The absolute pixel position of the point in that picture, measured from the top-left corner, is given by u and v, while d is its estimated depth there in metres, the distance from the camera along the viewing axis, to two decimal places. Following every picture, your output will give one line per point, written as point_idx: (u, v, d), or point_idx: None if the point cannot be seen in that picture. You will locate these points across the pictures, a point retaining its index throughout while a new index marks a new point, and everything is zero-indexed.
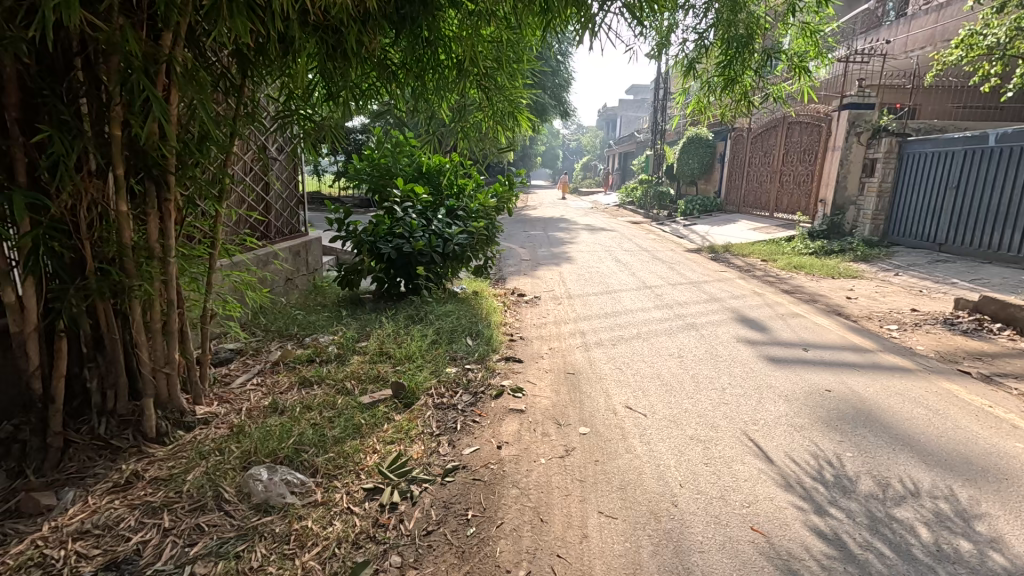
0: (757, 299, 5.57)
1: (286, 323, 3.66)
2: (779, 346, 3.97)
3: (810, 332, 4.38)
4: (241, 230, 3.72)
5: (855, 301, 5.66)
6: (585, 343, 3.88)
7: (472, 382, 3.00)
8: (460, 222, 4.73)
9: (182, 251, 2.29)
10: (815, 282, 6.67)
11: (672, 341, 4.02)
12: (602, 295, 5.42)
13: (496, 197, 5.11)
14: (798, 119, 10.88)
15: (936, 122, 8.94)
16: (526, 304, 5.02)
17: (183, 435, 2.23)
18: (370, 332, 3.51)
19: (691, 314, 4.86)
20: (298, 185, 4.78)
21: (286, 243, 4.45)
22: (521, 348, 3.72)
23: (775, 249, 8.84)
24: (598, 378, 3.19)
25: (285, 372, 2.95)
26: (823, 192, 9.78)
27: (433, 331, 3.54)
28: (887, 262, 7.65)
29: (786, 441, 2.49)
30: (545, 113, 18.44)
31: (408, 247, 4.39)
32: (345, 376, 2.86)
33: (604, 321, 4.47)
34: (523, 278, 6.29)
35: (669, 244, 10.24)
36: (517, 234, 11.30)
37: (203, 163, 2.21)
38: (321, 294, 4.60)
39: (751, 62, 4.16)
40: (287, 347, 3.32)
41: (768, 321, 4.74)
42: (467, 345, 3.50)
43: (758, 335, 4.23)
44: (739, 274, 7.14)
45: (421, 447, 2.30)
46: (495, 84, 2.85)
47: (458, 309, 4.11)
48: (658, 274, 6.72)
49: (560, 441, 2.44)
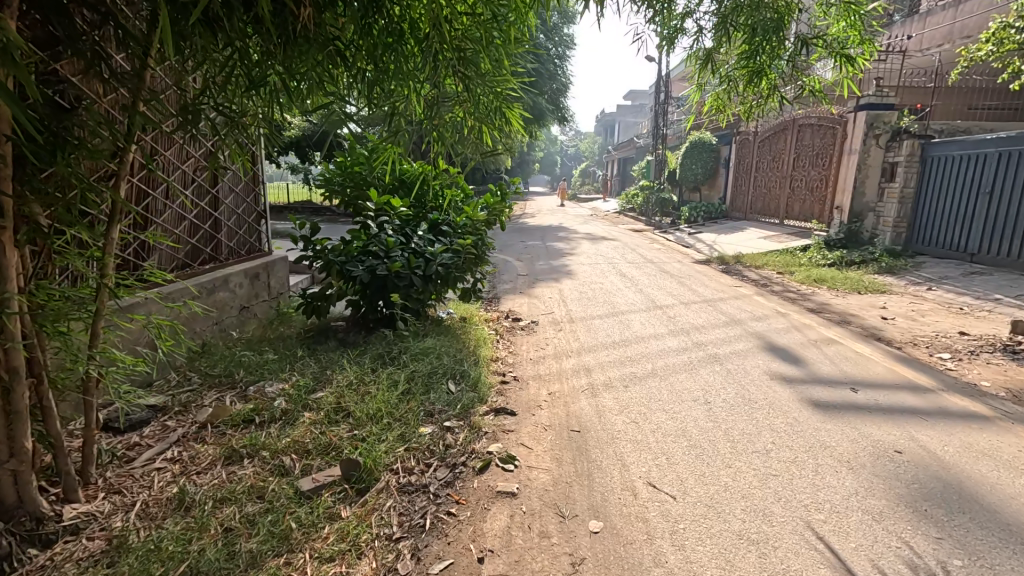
0: (782, 321, 4.95)
1: (230, 366, 3.03)
2: (822, 385, 3.34)
3: (853, 365, 3.76)
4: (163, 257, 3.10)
5: (892, 321, 5.05)
6: (590, 384, 3.25)
7: (451, 450, 2.36)
8: (444, 238, 4.10)
9: (40, 295, 1.66)
10: (841, 298, 6.06)
11: (695, 380, 3.39)
12: (608, 318, 4.80)
13: (486, 209, 4.47)
14: (809, 121, 10.32)
15: (960, 122, 8.37)
16: (522, 330, 4.38)
17: (37, 555, 1.60)
18: (329, 379, 2.87)
19: (710, 341, 4.23)
20: (259, 196, 4.16)
21: (241, 265, 3.82)
22: (514, 393, 3.09)
23: (791, 260, 8.24)
24: (610, 439, 2.56)
25: (212, 440, 2.31)
26: (839, 198, 9.23)
27: (405, 376, 2.90)
28: (915, 274, 7.05)
29: (868, 540, 1.86)
30: (543, 119, 17.89)
31: (382, 268, 3.76)
32: (286, 447, 2.22)
33: (612, 353, 3.85)
34: (520, 297, 5.66)
35: (675, 255, 9.65)
36: (514, 244, 10.72)
37: (62, 173, 1.58)
38: (283, 324, 3.97)
39: (781, 51, 3.56)
40: (224, 400, 2.68)
41: (800, 350, 4.11)
42: (447, 393, 2.87)
43: (793, 370, 3.61)
44: (757, 290, 6.53)
45: (372, 564, 1.67)
46: (476, 70, 2.20)
47: (439, 342, 3.47)
48: (668, 291, 6.10)
49: (564, 546, 1.80)
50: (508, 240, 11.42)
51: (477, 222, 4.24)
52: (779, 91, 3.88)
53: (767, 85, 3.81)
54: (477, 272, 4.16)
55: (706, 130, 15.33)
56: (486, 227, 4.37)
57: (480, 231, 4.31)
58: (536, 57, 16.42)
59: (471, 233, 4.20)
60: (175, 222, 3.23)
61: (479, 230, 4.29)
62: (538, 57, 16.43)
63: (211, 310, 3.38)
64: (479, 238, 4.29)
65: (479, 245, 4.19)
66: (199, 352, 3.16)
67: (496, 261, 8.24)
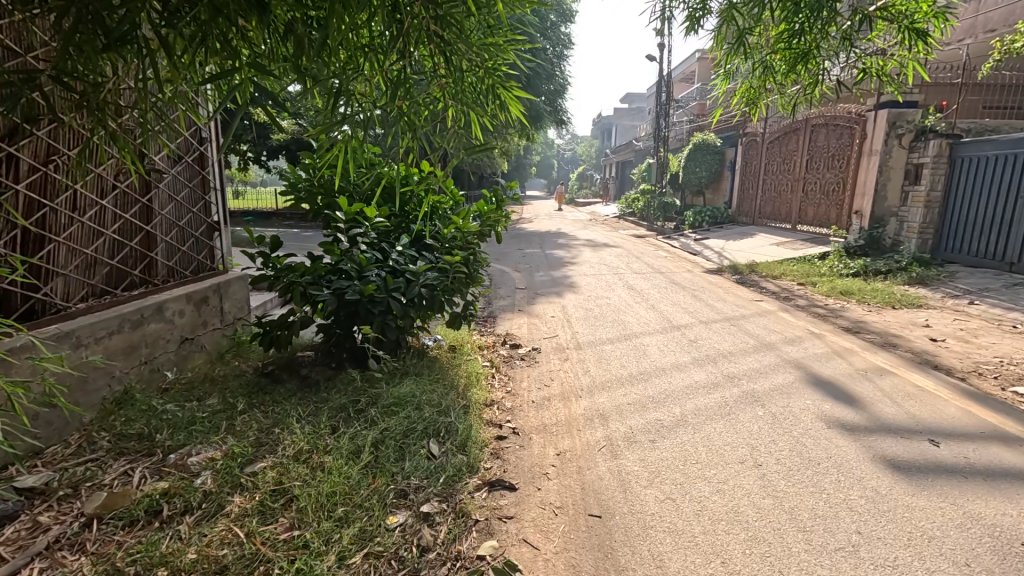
0: (819, 344, 4.33)
1: (150, 424, 2.38)
2: (893, 436, 2.71)
3: (920, 404, 3.14)
4: (64, 286, 2.47)
5: (943, 344, 4.42)
6: (608, 439, 2.60)
7: (428, 558, 1.72)
8: (429, 254, 3.47)
9: None
10: (876, 315, 5.44)
11: (736, 430, 2.76)
12: (621, 344, 4.16)
13: (479, 218, 3.84)
14: (823, 120, 9.72)
15: (989, 121, 7.80)
16: (521, 360, 3.74)
17: None
18: (273, 444, 2.22)
19: (742, 372, 3.60)
20: (211, 206, 3.52)
21: (183, 288, 3.17)
22: (513, 455, 2.44)
23: (810, 270, 7.63)
24: (641, 531, 1.92)
25: (93, 550, 1.66)
26: (858, 203, 8.64)
27: (371, 437, 2.25)
28: (951, 285, 6.44)
29: None
30: (541, 121, 17.28)
31: (352, 290, 3.11)
32: (189, 565, 1.56)
33: (630, 392, 3.20)
34: (519, 317, 5.02)
35: (684, 263, 9.04)
36: (512, 253, 10.11)
37: None
38: (237, 360, 3.33)
39: (832, 31, 2.96)
40: (131, 476, 2.04)
41: (850, 383, 3.49)
42: (426, 461, 2.22)
43: (851, 413, 2.98)
44: (780, 305, 5.92)
45: None
46: (457, 29, 1.60)
47: (419, 384, 2.83)
48: (683, 307, 5.48)
49: None
50: (505, 247, 10.82)
51: (466, 231, 3.57)
52: (828, 76, 3.27)
53: (816, 67, 3.19)
54: (471, 292, 3.50)
55: (710, 131, 14.74)
56: (478, 239, 3.73)
57: (472, 245, 3.66)
58: (533, 57, 15.85)
59: (459, 246, 3.56)
60: (88, 239, 2.59)
61: (471, 243, 3.64)
62: (536, 57, 15.87)
63: (137, 347, 2.74)
64: (469, 253, 3.64)
65: (470, 260, 3.53)
66: (116, 405, 2.51)
67: (493, 272, 7.60)
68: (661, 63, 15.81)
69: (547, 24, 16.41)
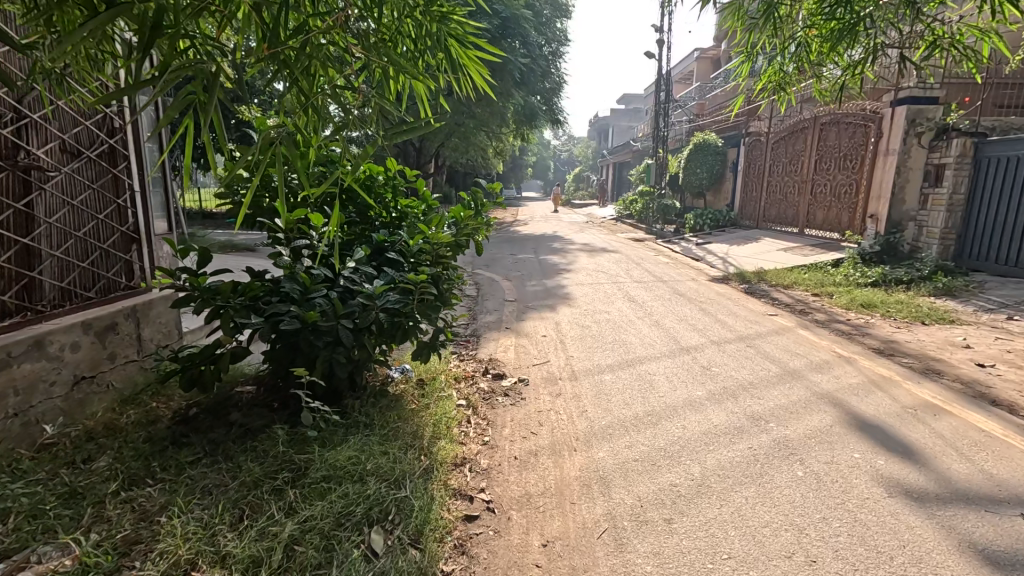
0: (852, 372, 3.73)
1: None
2: (976, 511, 2.10)
3: (994, 458, 2.54)
4: None
5: (994, 371, 3.82)
6: (610, 519, 1.99)
7: None
8: (392, 269, 2.86)
9: None
10: (906, 333, 4.84)
11: (773, 500, 2.15)
12: (623, 375, 3.56)
13: (454, 225, 3.23)
14: (834, 118, 9.15)
15: (1016, 119, 7.24)
16: (504, 396, 3.12)
17: None
18: (149, 548, 1.61)
19: (769, 411, 3.00)
20: (127, 213, 2.92)
21: (80, 313, 2.56)
22: (485, 549, 1.82)
23: (824, 279, 7.06)
24: None
25: None
26: (873, 206, 8.06)
27: (286, 536, 1.64)
28: (983, 298, 5.86)
29: None
30: (536, 120, 16.73)
31: (291, 318, 2.50)
32: None
33: (636, 442, 2.60)
34: (505, 337, 4.39)
35: (687, 270, 8.46)
36: (504, 258, 9.52)
37: None
38: (153, 401, 2.71)
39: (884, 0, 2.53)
40: None
41: (901, 426, 2.89)
42: (362, 567, 1.60)
43: (913, 473, 2.37)
44: (798, 320, 5.32)
45: None
46: None
47: (368, 442, 2.21)
48: (691, 324, 4.89)
49: None
50: (497, 252, 10.23)
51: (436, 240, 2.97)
52: (887, 36, 2.71)
53: (866, 31, 2.69)
54: (446, 315, 2.88)
55: (711, 131, 14.18)
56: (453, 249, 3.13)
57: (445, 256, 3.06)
58: (528, 53, 15.34)
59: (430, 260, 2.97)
60: None
61: (443, 255, 3.03)
62: (531, 53, 15.35)
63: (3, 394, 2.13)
64: (442, 268, 3.03)
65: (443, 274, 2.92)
66: None
67: (481, 281, 6.99)
68: (660, 60, 15.26)
69: (542, 19, 15.91)
